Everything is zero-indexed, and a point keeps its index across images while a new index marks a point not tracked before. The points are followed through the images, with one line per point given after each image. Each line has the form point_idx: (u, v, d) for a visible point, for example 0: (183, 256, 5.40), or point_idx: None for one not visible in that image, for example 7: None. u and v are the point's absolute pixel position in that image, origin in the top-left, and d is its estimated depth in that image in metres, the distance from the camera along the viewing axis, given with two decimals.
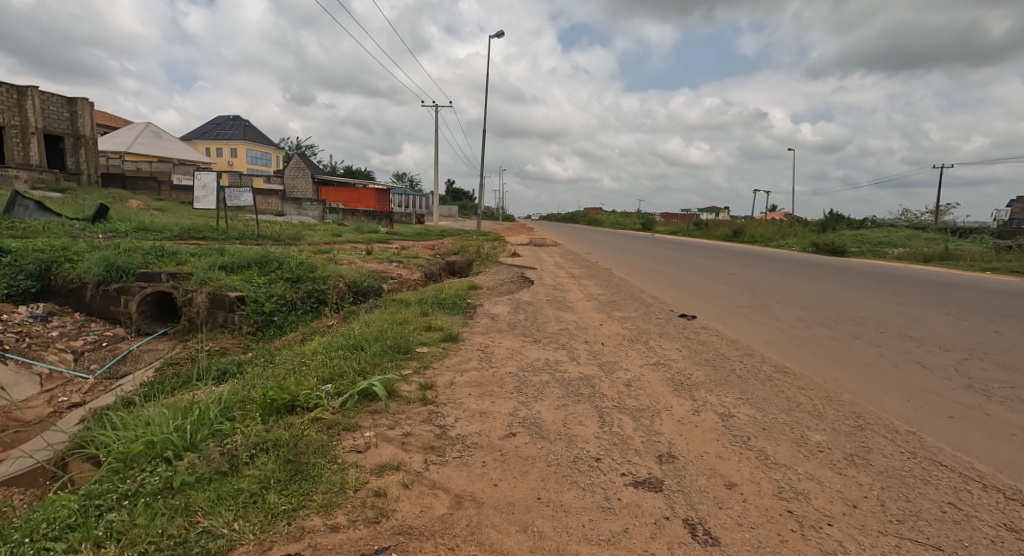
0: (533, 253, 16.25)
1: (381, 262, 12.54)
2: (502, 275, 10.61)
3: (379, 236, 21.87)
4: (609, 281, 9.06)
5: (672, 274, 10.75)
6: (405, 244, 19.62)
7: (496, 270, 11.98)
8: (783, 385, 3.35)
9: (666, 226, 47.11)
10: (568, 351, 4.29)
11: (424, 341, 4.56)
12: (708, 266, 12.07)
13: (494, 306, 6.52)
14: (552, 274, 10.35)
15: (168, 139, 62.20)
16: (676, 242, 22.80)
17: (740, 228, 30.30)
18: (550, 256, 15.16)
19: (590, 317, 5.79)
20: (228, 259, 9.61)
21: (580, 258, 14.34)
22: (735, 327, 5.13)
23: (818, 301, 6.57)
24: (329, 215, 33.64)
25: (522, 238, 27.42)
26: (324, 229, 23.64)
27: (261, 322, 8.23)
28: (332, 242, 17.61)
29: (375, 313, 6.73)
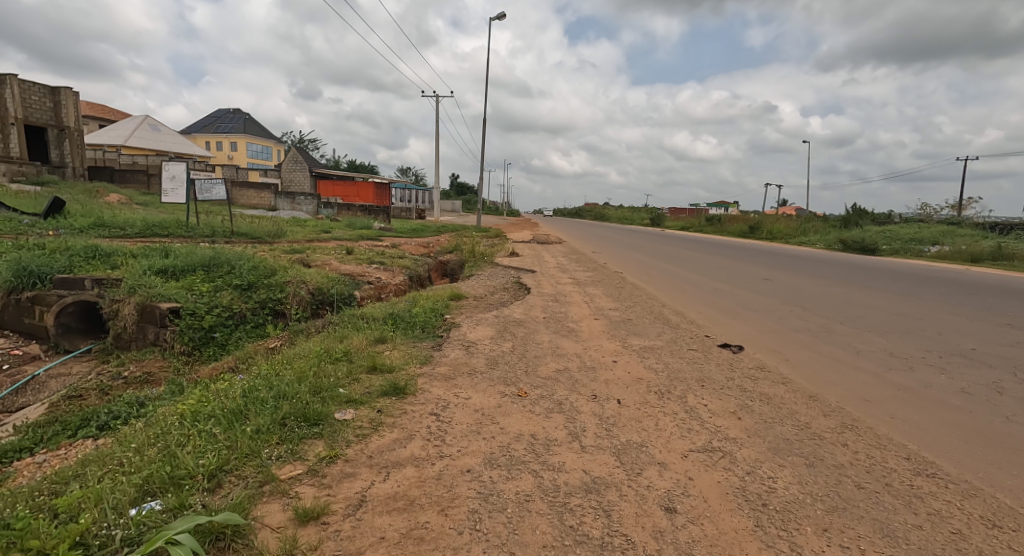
0: (534, 253, 14.74)
1: (360, 263, 11.10)
2: (494, 280, 9.17)
3: (371, 233, 20.48)
4: (620, 289, 7.56)
5: (693, 278, 9.25)
6: (398, 241, 18.20)
7: (489, 274, 10.52)
8: (953, 517, 1.87)
9: (676, 221, 45.41)
10: (566, 419, 2.82)
11: (354, 396, 3.10)
12: (732, 268, 10.57)
13: (473, 328, 5.07)
14: (553, 279, 8.88)
15: (166, 132, 61.05)
16: (690, 239, 21.26)
17: (757, 223, 28.70)
18: (552, 256, 13.63)
19: (600, 348, 4.31)
20: (170, 261, 8.16)
21: (586, 257, 12.84)
22: (805, 367, 3.66)
23: (897, 321, 5.06)
24: (323, 211, 32.25)
25: (526, 234, 25.93)
26: (314, 225, 22.28)
27: (199, 339, 6.80)
28: (317, 239, 16.21)
29: (322, 335, 5.24)
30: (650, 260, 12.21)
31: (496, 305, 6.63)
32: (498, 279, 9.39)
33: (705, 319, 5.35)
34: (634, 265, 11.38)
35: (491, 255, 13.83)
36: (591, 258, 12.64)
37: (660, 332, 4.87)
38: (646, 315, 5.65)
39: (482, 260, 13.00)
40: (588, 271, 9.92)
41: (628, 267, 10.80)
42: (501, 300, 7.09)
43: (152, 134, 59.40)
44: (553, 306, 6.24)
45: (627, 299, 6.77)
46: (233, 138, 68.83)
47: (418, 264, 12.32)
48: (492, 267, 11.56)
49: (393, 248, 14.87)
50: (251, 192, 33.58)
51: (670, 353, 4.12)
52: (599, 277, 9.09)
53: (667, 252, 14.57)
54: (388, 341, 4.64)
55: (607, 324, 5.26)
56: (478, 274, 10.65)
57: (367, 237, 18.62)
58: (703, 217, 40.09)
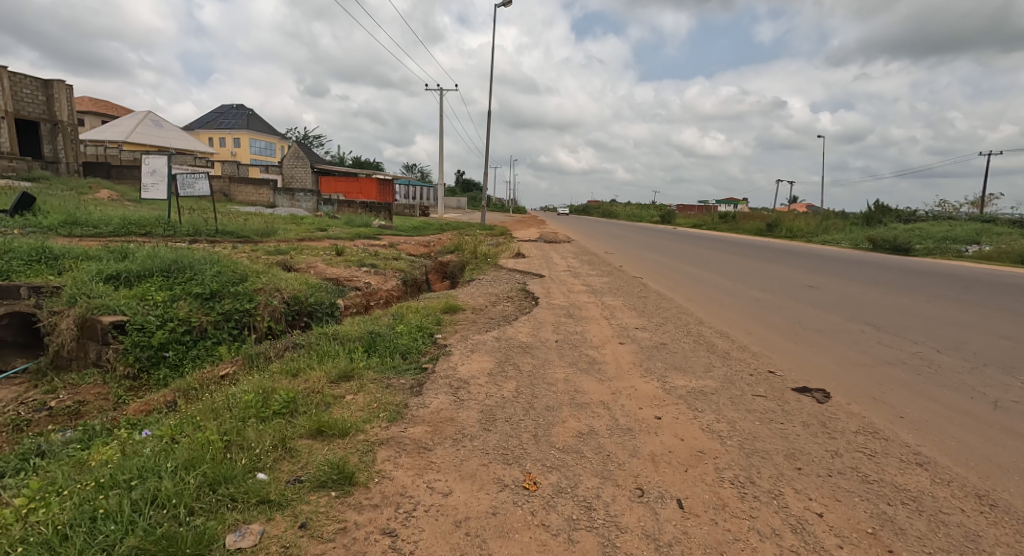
0: (541, 253, 13.63)
1: (349, 266, 10.05)
2: (497, 287, 8.08)
3: (369, 232, 19.46)
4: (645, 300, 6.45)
5: (724, 284, 8.11)
6: (397, 241, 17.17)
7: (491, 278, 9.42)
8: None
9: (687, 218, 44.13)
10: (600, 549, 1.74)
11: (272, 494, 2.02)
12: (765, 272, 9.43)
13: (467, 359, 3.98)
14: (565, 286, 7.77)
15: (169, 128, 60.50)
16: (707, 238, 20.05)
17: (775, 220, 27.44)
18: (561, 258, 12.52)
19: (635, 393, 3.21)
20: (125, 265, 7.08)
21: (598, 259, 11.74)
22: (934, 432, 2.57)
23: (1012, 351, 3.94)
24: (323, 207, 31.23)
25: (533, 232, 24.86)
26: (310, 224, 21.30)
27: (148, 359, 5.76)
28: (310, 238, 15.19)
29: (276, 365, 4.17)
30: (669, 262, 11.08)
31: (497, 321, 5.55)
32: (502, 285, 8.30)
33: (760, 344, 4.26)
34: (652, 266, 10.29)
35: (494, 256, 12.73)
36: (603, 260, 11.57)
37: (707, 365, 3.76)
38: (685, 338, 4.54)
39: (484, 262, 11.88)
40: (604, 276, 8.81)
41: (646, 270, 9.74)
42: (504, 314, 6.02)
43: (154, 130, 58.65)
44: (566, 324, 5.14)
45: (655, 313, 5.67)
46: (236, 134, 68.06)
47: (414, 266, 11.23)
48: (496, 270, 10.47)
49: (388, 248, 13.79)
50: (249, 189, 32.61)
51: (731, 403, 3.01)
52: (615, 283, 7.98)
53: (685, 251, 13.43)
54: (354, 380, 3.56)
55: (636, 352, 4.16)
56: (479, 279, 9.57)
57: (363, 236, 17.57)
58: (716, 214, 38.77)
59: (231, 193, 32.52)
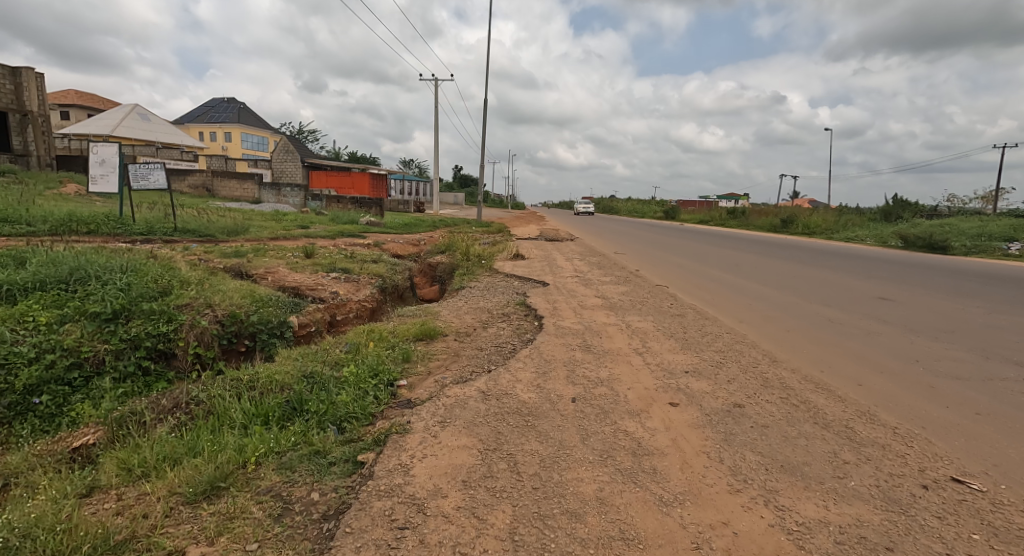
0: (542, 255, 12.07)
1: (317, 271, 8.53)
2: (489, 299, 6.57)
3: (354, 230, 17.94)
4: (683, 323, 4.91)
5: (771, 293, 6.59)
6: (383, 240, 15.68)
7: (483, 286, 7.92)
8: None
9: (692, 214, 42.50)
10: None
11: None
12: (812, 276, 7.91)
13: (433, 443, 2.47)
14: (574, 299, 6.23)
15: (157, 122, 58.84)
16: (722, 236, 18.50)
17: (790, 216, 25.87)
18: (565, 260, 10.98)
19: (737, 550, 1.69)
20: (9, 274, 5.47)
21: (608, 262, 10.22)
22: None
23: None
24: (311, 203, 29.60)
25: (532, 229, 23.38)
26: (292, 220, 19.78)
27: (9, 409, 4.18)
28: (285, 237, 13.65)
29: (131, 452, 2.64)
30: (693, 265, 9.55)
31: (487, 359, 4.03)
32: (495, 297, 6.79)
33: (893, 410, 2.74)
34: (673, 271, 8.75)
35: (487, 257, 11.19)
36: (615, 262, 10.02)
37: (834, 461, 2.23)
38: (768, 397, 3.00)
39: (475, 265, 10.34)
40: (619, 284, 7.28)
41: (668, 275, 8.23)
42: (497, 344, 4.49)
43: (141, 123, 56.84)
44: (584, 366, 3.62)
45: (704, 345, 4.14)
46: (227, 128, 66.25)
47: (396, 271, 9.71)
48: (490, 275, 8.96)
49: (369, 249, 12.22)
50: (233, 183, 31.00)
51: None
52: (637, 295, 6.45)
53: (705, 252, 11.89)
54: (228, 501, 2.04)
55: (703, 427, 2.62)
56: (470, 287, 8.05)
57: (346, 235, 16.02)
58: (724, 210, 37.19)
59: (214, 188, 30.95)
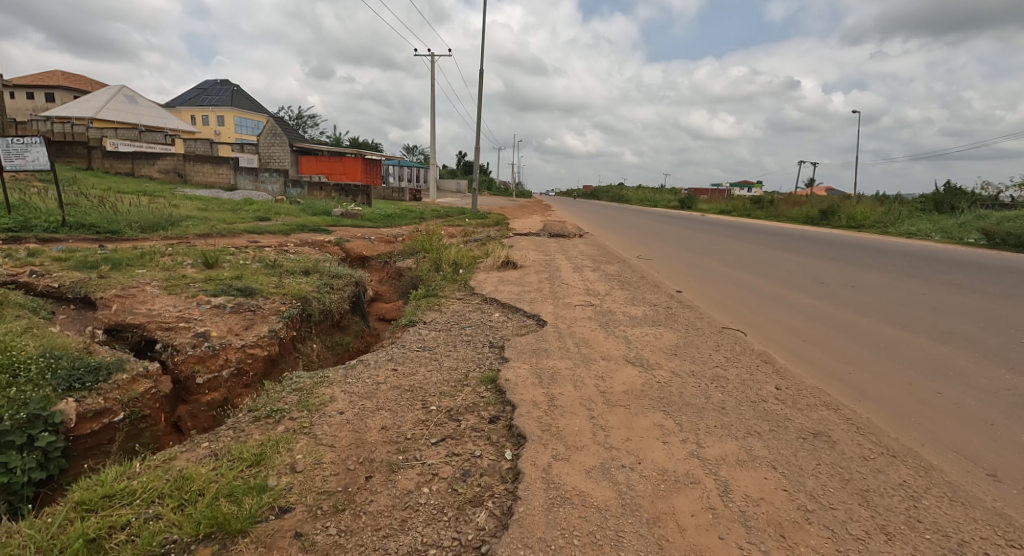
0: (540, 260, 9.24)
1: (199, 291, 5.76)
2: (437, 363, 3.77)
3: (320, 224, 15.26)
4: (851, 485, 2.07)
5: (935, 348, 3.77)
6: (348, 237, 12.99)
7: (441, 323, 5.13)
8: None
9: (711, 204, 39.50)
10: None
11: None
12: (962, 309, 5.07)
13: None
14: (587, 372, 3.40)
15: (145, 105, 56.42)
16: (765, 231, 15.56)
17: (830, 207, 22.82)
18: (571, 270, 8.13)
19: None
20: None
21: (632, 275, 7.41)
22: None
23: None
24: (291, 190, 26.90)
25: (534, 221, 20.64)
26: (252, 212, 17.18)
27: None
28: (217, 236, 10.97)
29: None
30: (757, 282, 6.70)
31: None
32: (449, 355, 3.98)
33: None
34: (732, 294, 5.96)
35: (466, 266, 8.35)
36: (643, 277, 7.20)
37: None
38: None
39: (445, 277, 7.47)
40: (659, 330, 4.44)
41: (728, 303, 5.46)
42: None
43: (127, 106, 54.33)
44: None
45: None
46: (219, 112, 63.69)
47: (331, 287, 6.97)
48: (462, 299, 6.15)
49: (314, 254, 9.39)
50: (207, 168, 28.46)
51: None
52: (702, 362, 3.60)
53: (759, 258, 9.00)
54: None
55: None
56: (422, 322, 5.24)
57: (306, 231, 13.38)
58: (746, 199, 34.18)
59: (186, 173, 28.57)
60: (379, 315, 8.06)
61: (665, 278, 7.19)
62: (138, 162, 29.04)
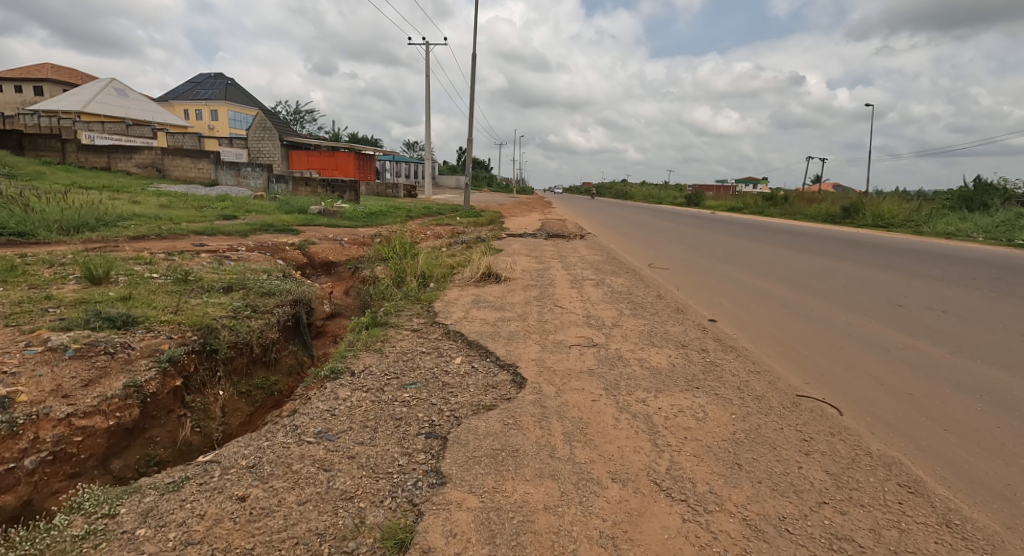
0: (530, 270, 7.62)
1: (47, 322, 4.16)
2: (325, 482, 2.18)
3: (289, 223, 13.68)
4: None
5: None
6: (316, 240, 11.41)
7: (371, 378, 3.52)
8: None
9: (718, 201, 37.80)
10: None
11: None
12: None
13: None
14: (585, 529, 1.79)
15: (135, 98, 54.93)
16: (789, 231, 13.93)
17: (853, 203, 21.10)
18: (566, 284, 6.53)
19: None
20: None
21: (645, 294, 5.82)
22: None
23: None
24: (274, 185, 25.33)
25: (531, 220, 19.04)
26: (219, 210, 15.62)
27: None
28: (155, 239, 9.39)
29: None
30: (810, 305, 5.12)
31: None
32: (352, 459, 2.37)
33: None
34: (785, 323, 4.42)
35: (437, 281, 6.74)
36: (661, 296, 5.65)
37: None
38: None
39: (404, 296, 5.85)
40: (699, 402, 2.83)
41: (785, 339, 3.93)
42: None
43: (116, 100, 52.90)
44: None
45: None
46: (212, 106, 62.14)
47: (255, 310, 5.37)
48: (417, 331, 4.55)
49: (258, 264, 7.79)
50: (187, 162, 26.91)
51: None
52: (793, 490, 2.00)
53: (799, 266, 7.43)
54: None
55: None
56: (348, 373, 3.64)
57: (269, 232, 11.81)
58: (756, 196, 32.48)
59: (165, 168, 27.05)
60: (329, 336, 6.49)
61: (689, 296, 5.66)
62: (114, 156, 27.51)
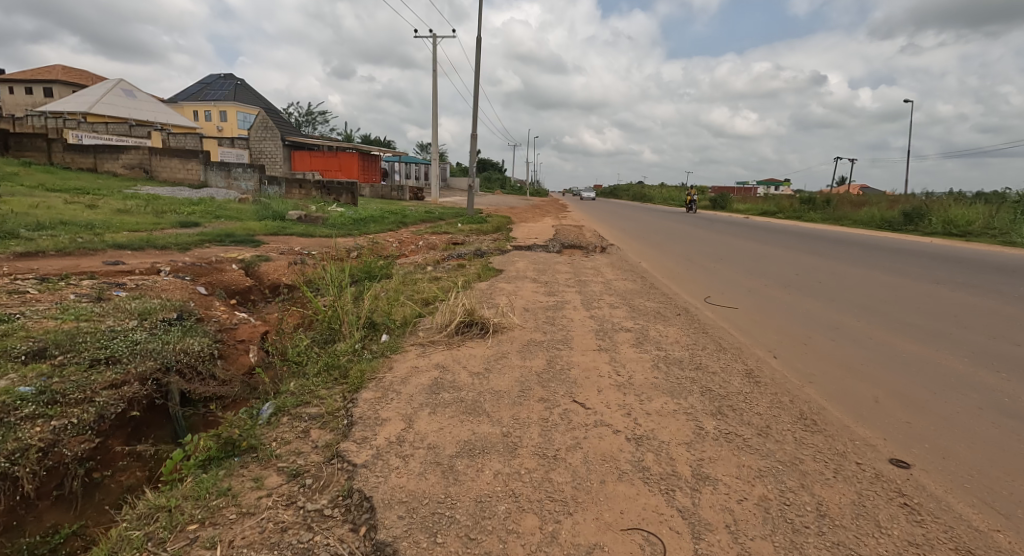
0: (536, 308, 5.32)
1: None
2: None
3: (256, 232, 11.57)
4: None
5: None
6: (276, 255, 9.28)
7: None
8: None
9: (747, 204, 35.07)
10: None
11: None
12: None
13: None
14: None
15: (142, 99, 53.99)
16: (860, 241, 11.41)
17: (915, 208, 18.32)
18: (590, 340, 4.23)
19: None
20: None
21: (728, 370, 3.47)
22: None
23: None
24: (266, 187, 23.40)
25: (545, 226, 16.76)
26: (184, 216, 13.62)
27: None
28: (56, 257, 7.30)
29: None
30: None
31: None
32: None
33: None
34: None
35: (393, 333, 4.43)
36: (755, 377, 3.31)
37: None
38: None
39: (324, 372, 3.54)
40: None
41: None
42: None
43: (122, 100, 51.87)
44: None
45: None
46: (221, 107, 61.01)
47: (53, 403, 3.08)
48: (292, 483, 2.23)
49: (150, 297, 5.48)
50: (175, 162, 25.15)
51: None
52: None
53: (937, 309, 5.04)
54: None
55: None
56: None
57: (222, 245, 9.71)
58: (793, 198, 29.65)
59: (153, 169, 25.38)
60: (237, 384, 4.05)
61: (804, 377, 3.33)
62: (101, 156, 25.90)
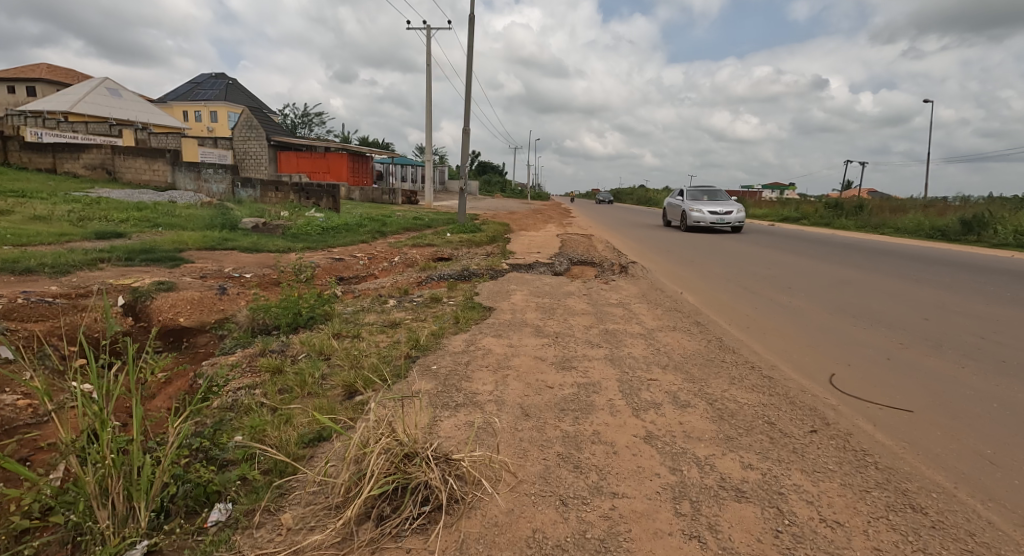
0: (542, 409, 2.94)
1: None
2: None
3: (187, 246, 9.20)
4: None
5: None
6: (191, 280, 6.92)
7: None
8: None
9: (765, 208, 32.59)
10: None
11: None
12: None
13: None
14: None
15: (127, 98, 51.83)
16: (958, 259, 8.93)
17: (975, 215, 15.86)
18: (665, 543, 1.84)
19: None
20: None
21: None
22: None
23: None
24: (238, 190, 21.07)
25: (549, 235, 14.41)
26: (112, 224, 11.25)
27: None
28: None
29: None
30: None
31: None
32: None
33: None
34: None
35: (230, 515, 2.01)
36: None
37: None
38: None
39: None
40: None
41: None
42: None
43: (104, 98, 49.55)
44: None
45: None
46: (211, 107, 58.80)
47: None
48: None
49: None
50: (140, 163, 22.80)
51: None
52: None
53: None
54: None
55: None
56: None
57: (124, 266, 7.35)
58: (818, 202, 27.19)
59: (116, 169, 23.03)
60: None
61: None
62: (61, 155, 23.59)
